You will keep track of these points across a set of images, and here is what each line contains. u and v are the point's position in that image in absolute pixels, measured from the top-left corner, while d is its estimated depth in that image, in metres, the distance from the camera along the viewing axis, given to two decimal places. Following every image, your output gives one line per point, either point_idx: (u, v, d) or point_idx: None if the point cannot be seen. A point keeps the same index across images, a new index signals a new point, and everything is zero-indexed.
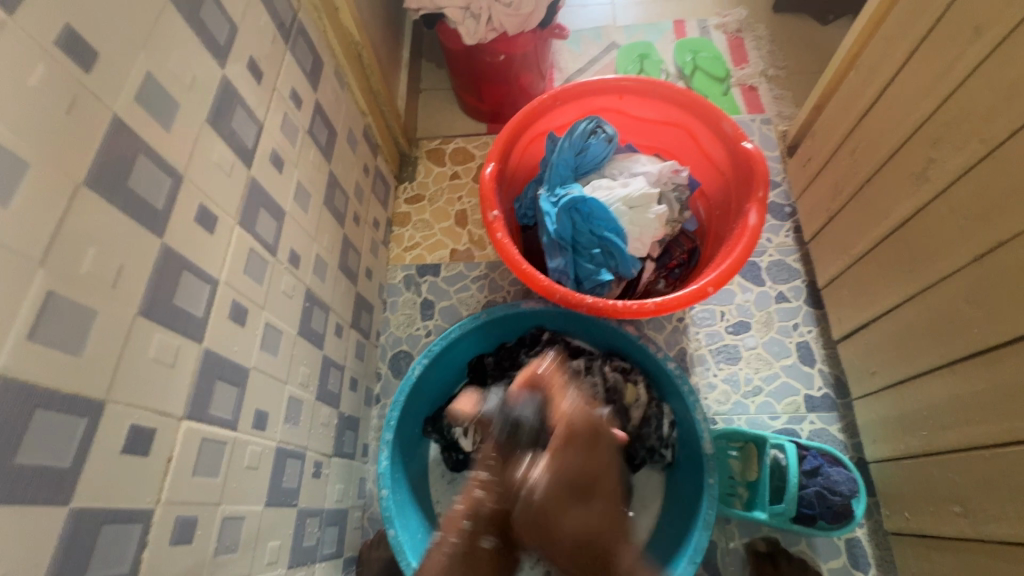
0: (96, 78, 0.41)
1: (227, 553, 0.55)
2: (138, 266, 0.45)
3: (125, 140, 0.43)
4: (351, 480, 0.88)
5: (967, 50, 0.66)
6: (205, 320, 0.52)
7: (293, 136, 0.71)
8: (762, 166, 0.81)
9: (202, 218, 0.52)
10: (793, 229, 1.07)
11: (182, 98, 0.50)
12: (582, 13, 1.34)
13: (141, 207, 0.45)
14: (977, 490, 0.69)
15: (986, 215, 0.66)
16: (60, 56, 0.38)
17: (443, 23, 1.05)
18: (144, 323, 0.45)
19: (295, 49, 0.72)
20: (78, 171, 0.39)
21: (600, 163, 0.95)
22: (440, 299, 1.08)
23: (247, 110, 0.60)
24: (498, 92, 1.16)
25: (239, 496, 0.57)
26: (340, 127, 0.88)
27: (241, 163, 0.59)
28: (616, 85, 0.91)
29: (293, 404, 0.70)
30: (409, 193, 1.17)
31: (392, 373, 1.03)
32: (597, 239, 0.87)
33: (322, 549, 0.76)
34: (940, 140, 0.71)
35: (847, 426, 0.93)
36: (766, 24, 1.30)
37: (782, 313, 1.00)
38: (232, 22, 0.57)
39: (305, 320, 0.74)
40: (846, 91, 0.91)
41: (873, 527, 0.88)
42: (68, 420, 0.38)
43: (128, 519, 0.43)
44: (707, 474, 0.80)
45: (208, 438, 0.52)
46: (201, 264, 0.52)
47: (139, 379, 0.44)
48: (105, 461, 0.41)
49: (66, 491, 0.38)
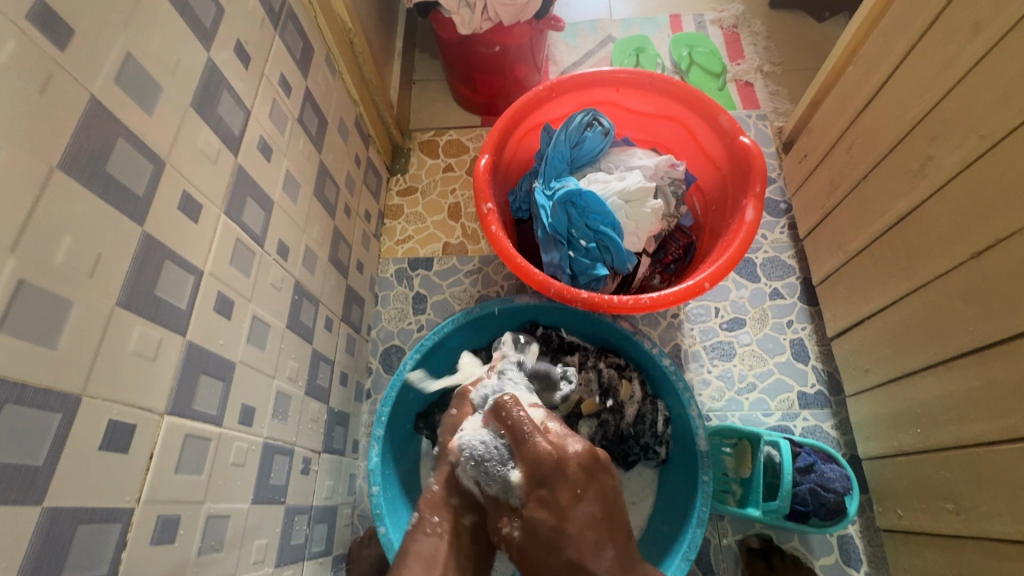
0: (71, 58, 0.39)
1: (212, 552, 0.54)
2: (117, 255, 0.43)
3: (102, 123, 0.42)
4: (341, 476, 0.86)
5: (967, 46, 0.65)
6: (189, 313, 0.51)
7: (282, 124, 0.69)
8: (759, 161, 0.80)
9: (186, 207, 0.50)
10: (788, 226, 1.06)
11: (165, 81, 0.48)
12: (577, 6, 1.33)
13: (121, 195, 0.43)
14: (970, 488, 0.69)
15: (984, 212, 0.65)
16: (32, 32, 0.36)
17: (437, 13, 1.03)
18: (123, 315, 0.43)
19: (284, 36, 0.70)
20: (52, 156, 0.37)
21: (596, 157, 0.93)
22: (432, 293, 1.06)
23: (233, 96, 0.58)
24: (492, 84, 1.14)
25: (224, 493, 0.55)
26: (330, 116, 0.86)
27: (227, 151, 0.57)
28: (613, 77, 0.89)
29: (281, 400, 0.68)
30: (402, 186, 1.16)
31: (383, 368, 1.01)
32: (593, 233, 0.86)
33: (310, 547, 0.74)
34: (939, 136, 0.70)
35: (840, 423, 0.93)
36: (763, 19, 1.29)
37: (776, 309, 1.00)
38: (218, 4, 0.55)
39: (294, 313, 0.72)
40: (843, 87, 0.90)
41: (866, 524, 0.88)
42: (42, 415, 0.37)
43: (106, 519, 0.41)
44: (701, 472, 0.79)
45: (192, 434, 0.51)
46: (184, 255, 0.51)
47: (117, 373, 0.43)
48: (81, 458, 0.39)
49: (39, 490, 0.36)
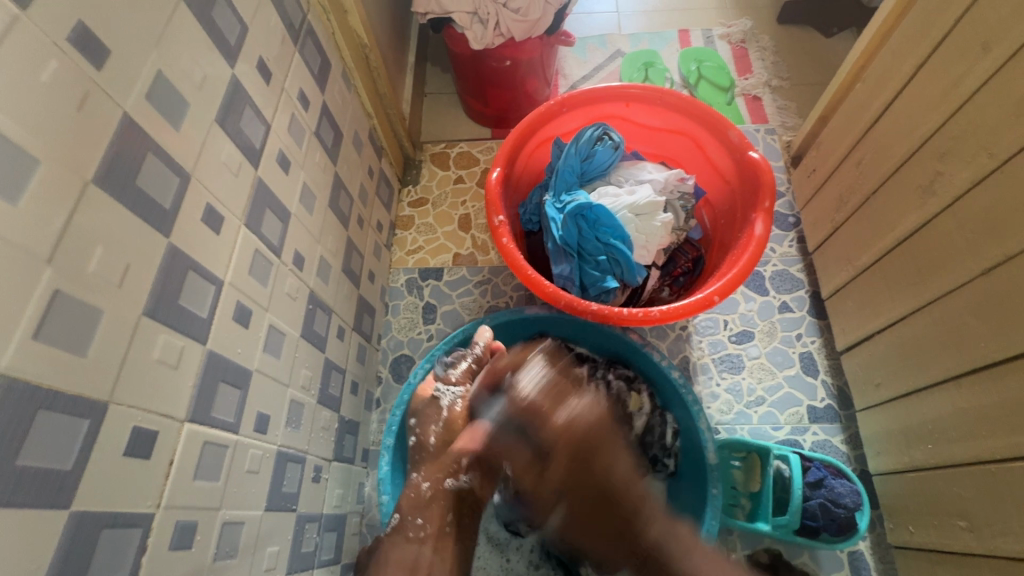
0: (108, 76, 0.40)
1: (227, 558, 0.54)
2: (145, 265, 0.44)
3: (134, 138, 0.43)
4: (350, 484, 0.87)
5: (976, 65, 0.66)
6: (210, 321, 0.52)
7: (300, 138, 0.71)
8: (769, 175, 0.81)
9: (209, 218, 0.52)
10: (797, 239, 1.07)
11: (192, 97, 0.49)
12: (587, 21, 1.35)
13: (149, 206, 0.44)
14: (984, 506, 0.69)
15: (994, 228, 0.66)
16: (72, 53, 0.37)
17: (450, 28, 1.05)
18: (149, 324, 0.44)
19: (303, 51, 0.72)
20: (88, 169, 0.39)
21: (606, 170, 0.94)
22: (443, 303, 1.07)
23: (255, 110, 0.60)
24: (503, 98, 1.16)
25: (239, 500, 0.56)
26: (345, 129, 0.88)
27: (248, 164, 0.59)
28: (622, 92, 0.91)
29: (295, 408, 0.69)
30: (413, 197, 1.17)
31: (393, 377, 1.02)
32: (603, 245, 0.86)
33: (320, 555, 0.75)
34: (949, 153, 0.71)
35: (850, 437, 0.93)
36: (771, 35, 1.31)
37: (785, 323, 1.00)
38: (242, 22, 0.57)
39: (308, 322, 0.73)
40: (853, 102, 0.91)
41: (876, 540, 0.87)
42: (71, 421, 0.38)
43: (128, 524, 0.42)
44: (709, 485, 0.79)
45: (210, 441, 0.51)
46: (207, 265, 0.52)
47: (143, 380, 0.44)
48: (107, 464, 0.40)
49: (67, 495, 0.37)
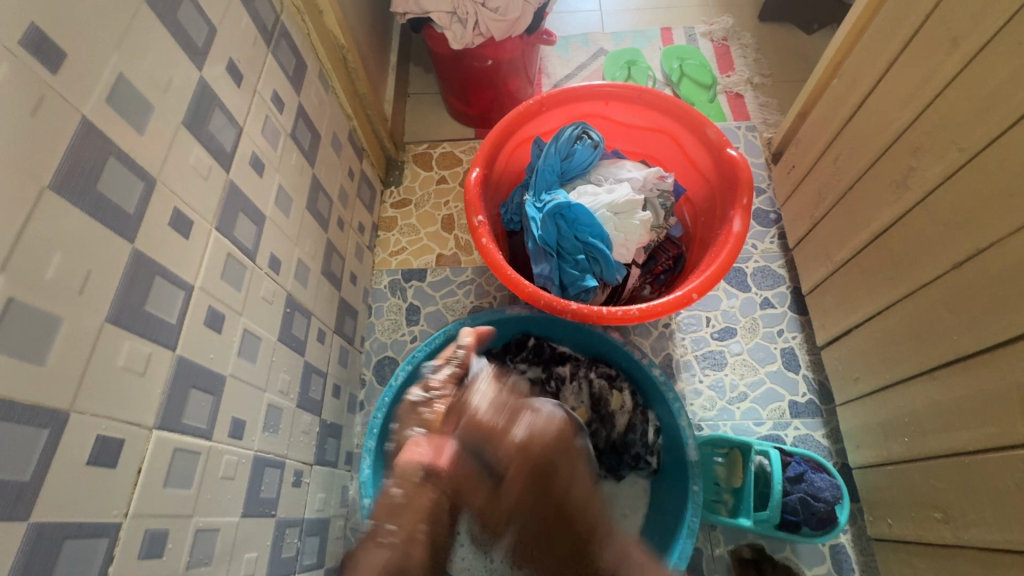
0: (65, 81, 0.40)
1: (201, 566, 0.54)
2: (108, 272, 0.44)
3: (95, 143, 0.43)
4: (333, 488, 0.86)
5: (945, 60, 0.67)
6: (179, 327, 0.51)
7: (275, 140, 0.70)
8: (746, 173, 0.81)
9: (177, 223, 0.51)
10: (778, 235, 1.07)
11: (156, 100, 0.49)
12: (569, 19, 1.35)
13: (111, 212, 0.44)
14: (958, 497, 0.69)
15: (964, 223, 0.66)
16: (25, 57, 0.37)
17: (430, 28, 1.04)
18: (113, 331, 0.44)
19: (277, 52, 0.71)
20: (45, 175, 0.38)
21: (586, 169, 0.94)
22: (426, 304, 1.07)
23: (226, 113, 0.59)
24: (486, 97, 1.16)
25: (213, 507, 0.55)
26: (323, 130, 0.87)
27: (219, 167, 0.58)
28: (601, 91, 0.91)
29: (272, 412, 0.68)
30: (395, 198, 1.17)
31: (376, 379, 1.02)
32: (583, 244, 0.86)
33: (301, 560, 0.74)
34: (921, 148, 0.71)
35: (832, 432, 0.93)
36: (752, 32, 1.31)
37: (767, 318, 1.01)
38: (210, 24, 0.56)
39: (286, 326, 0.73)
40: (830, 98, 0.91)
41: (857, 533, 0.88)
42: (30, 431, 0.37)
43: (93, 533, 0.42)
44: (691, 481, 0.78)
45: (181, 448, 0.51)
46: (175, 270, 0.51)
47: (107, 388, 0.43)
48: (70, 473, 0.40)
49: (26, 506, 0.37)
